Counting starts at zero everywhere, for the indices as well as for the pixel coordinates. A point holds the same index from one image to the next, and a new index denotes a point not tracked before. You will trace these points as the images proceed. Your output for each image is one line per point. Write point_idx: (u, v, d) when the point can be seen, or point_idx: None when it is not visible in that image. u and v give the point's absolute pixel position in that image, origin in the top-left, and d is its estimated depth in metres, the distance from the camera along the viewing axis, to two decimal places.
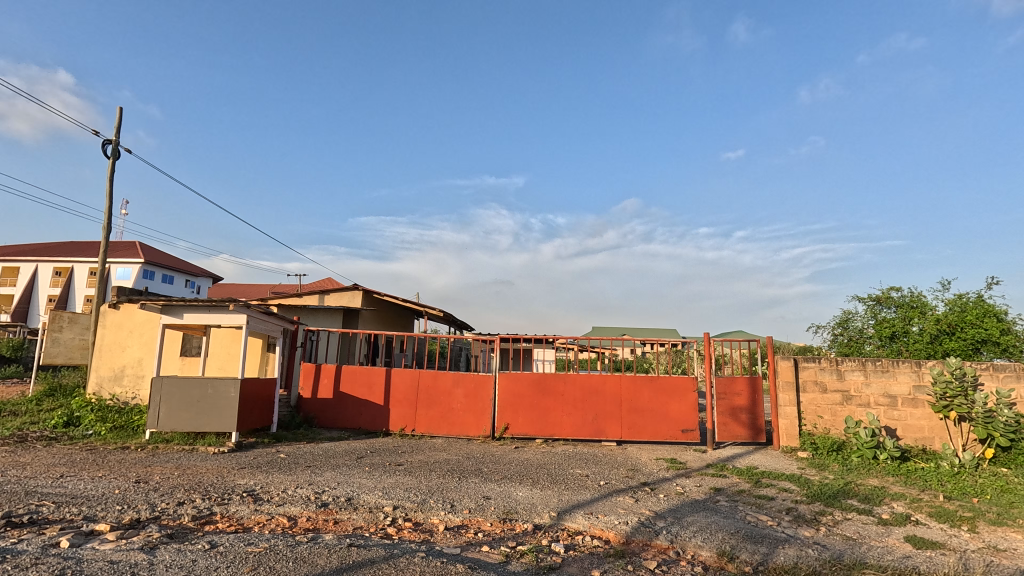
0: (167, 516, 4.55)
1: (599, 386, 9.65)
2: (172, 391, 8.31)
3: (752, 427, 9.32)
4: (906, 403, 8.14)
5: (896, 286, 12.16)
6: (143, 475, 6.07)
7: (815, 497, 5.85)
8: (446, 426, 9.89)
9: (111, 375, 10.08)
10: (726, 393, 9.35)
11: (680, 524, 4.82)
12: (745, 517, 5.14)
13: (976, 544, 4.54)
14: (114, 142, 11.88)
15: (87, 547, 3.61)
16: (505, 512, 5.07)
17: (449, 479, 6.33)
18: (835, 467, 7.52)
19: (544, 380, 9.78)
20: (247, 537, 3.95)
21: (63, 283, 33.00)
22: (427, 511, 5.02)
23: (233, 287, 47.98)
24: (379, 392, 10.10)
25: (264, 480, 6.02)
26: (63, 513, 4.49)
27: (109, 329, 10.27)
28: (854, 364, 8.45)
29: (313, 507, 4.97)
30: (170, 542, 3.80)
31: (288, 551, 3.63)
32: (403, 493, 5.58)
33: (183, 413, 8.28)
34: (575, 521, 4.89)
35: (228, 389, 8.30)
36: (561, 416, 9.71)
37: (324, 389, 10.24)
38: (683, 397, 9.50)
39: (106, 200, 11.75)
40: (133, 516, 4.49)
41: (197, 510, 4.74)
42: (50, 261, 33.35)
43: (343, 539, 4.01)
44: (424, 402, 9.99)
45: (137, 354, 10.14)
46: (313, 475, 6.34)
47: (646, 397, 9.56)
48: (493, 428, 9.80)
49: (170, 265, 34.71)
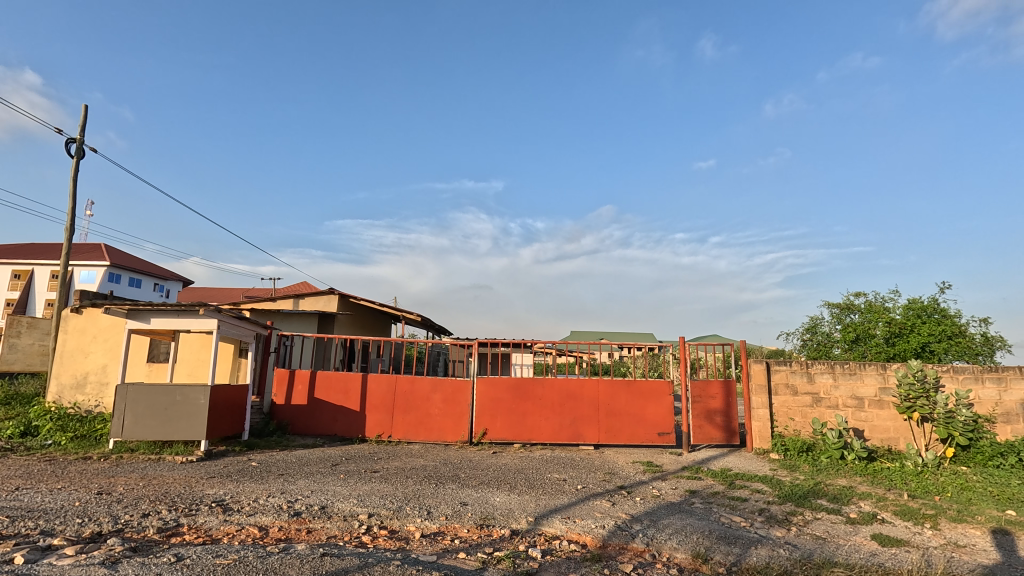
0: (129, 529, 4.39)
1: (577, 390, 9.69)
2: (138, 399, 8.02)
3: (727, 430, 9.49)
4: (872, 405, 8.39)
5: (858, 293, 12.59)
6: (106, 486, 5.84)
7: (787, 497, 5.98)
8: (423, 432, 9.80)
9: (73, 382, 9.70)
10: (702, 396, 9.48)
11: (656, 527, 4.86)
12: (720, 519, 5.23)
13: (938, 541, 4.69)
14: (79, 141, 11.48)
15: (44, 563, 3.45)
16: (482, 517, 5.04)
17: (426, 485, 6.26)
18: (805, 468, 7.70)
19: (522, 384, 9.78)
20: (216, 548, 3.84)
21: (24, 285, 31.70)
22: (404, 518, 4.96)
23: (206, 291, 46.85)
24: (355, 397, 9.95)
25: (235, 489, 5.85)
26: (19, 528, 4.28)
27: (72, 335, 9.88)
28: (823, 367, 8.67)
29: (285, 517, 4.85)
30: (133, 555, 3.67)
31: (259, 563, 3.53)
32: (379, 500, 5.50)
33: (150, 421, 8.01)
34: (552, 525, 4.88)
35: (198, 395, 8.06)
36: (539, 420, 9.71)
37: (298, 395, 10.05)
38: (659, 400, 9.61)
39: (71, 199, 11.34)
40: (95, 529, 4.31)
41: (163, 521, 4.58)
42: (8, 263, 32.00)
43: (317, 549, 3.93)
44: (401, 407, 9.88)
45: (102, 361, 9.77)
46: (285, 483, 6.19)
47: (623, 400, 9.64)
48: (471, 434, 9.74)
49: (138, 268, 33.74)
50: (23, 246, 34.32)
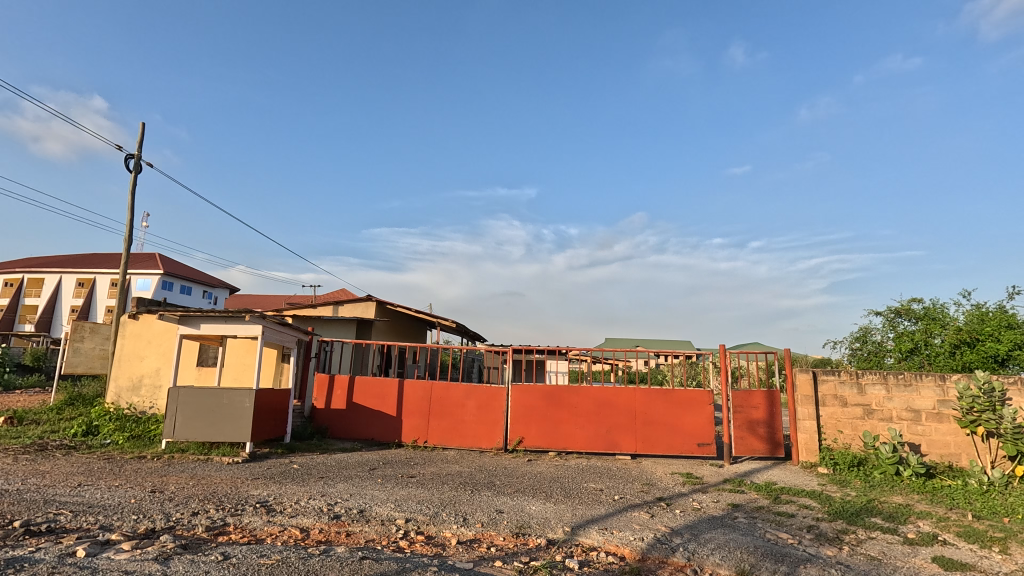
0: (180, 527, 4.57)
1: (611, 399, 9.56)
2: (187, 401, 8.38)
3: (771, 442, 9.13)
4: (930, 418, 7.91)
5: (917, 298, 11.93)
6: (158, 484, 6.11)
7: (837, 515, 5.68)
8: (458, 438, 9.83)
9: (130, 385, 10.24)
10: (743, 406, 9.16)
11: (697, 542, 4.70)
12: (765, 535, 5.03)
13: (1008, 567, 4.35)
14: (137, 156, 12.17)
15: (103, 557, 3.63)
16: (518, 526, 5.00)
17: (462, 492, 6.27)
18: (857, 483, 7.32)
19: (556, 392, 9.71)
20: (260, 548, 3.95)
21: (86, 293, 33.84)
22: (440, 524, 4.97)
23: (251, 298, 48.84)
24: (392, 403, 10.10)
25: (278, 491, 6.02)
26: (80, 522, 4.53)
27: (129, 339, 10.44)
28: (875, 378, 8.25)
29: (325, 519, 4.95)
30: (184, 552, 3.81)
31: (300, 564, 3.61)
32: (416, 505, 5.54)
33: (198, 422, 8.35)
34: (589, 536, 4.80)
35: (243, 399, 8.36)
36: (573, 428, 9.60)
37: (337, 400, 10.28)
38: (698, 410, 9.35)
39: (130, 211, 12.03)
40: (149, 525, 4.52)
41: (211, 520, 4.75)
42: (73, 272, 34.25)
43: (356, 552, 3.99)
44: (436, 413, 9.96)
45: (155, 365, 10.27)
46: (326, 486, 6.32)
47: (661, 410, 9.43)
48: (506, 441, 9.71)
49: (190, 276, 35.58)
50: (87, 257, 36.59)
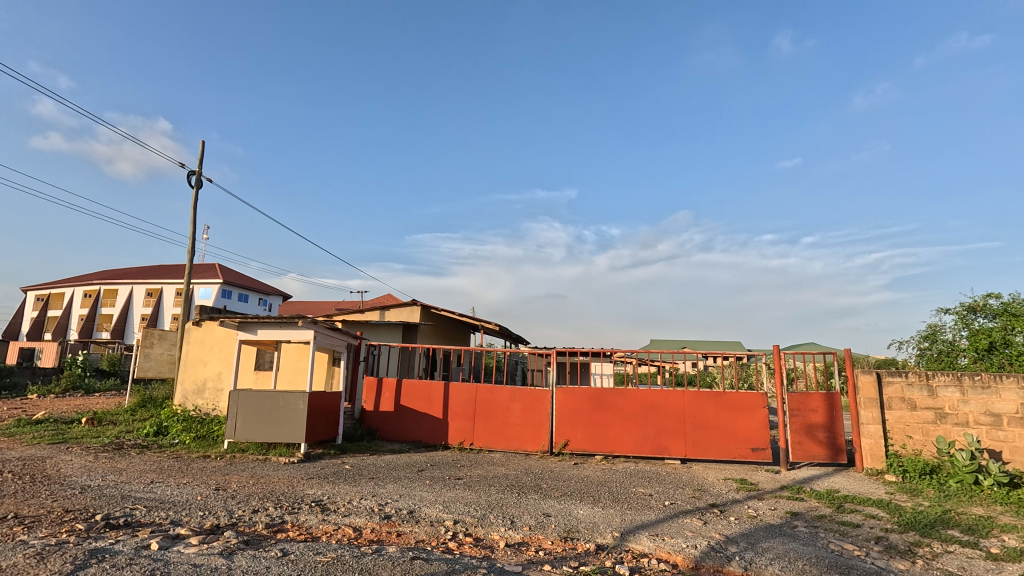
0: (242, 523, 4.80)
1: (659, 402, 9.34)
2: (246, 403, 8.80)
3: (832, 448, 8.66)
4: (1015, 423, 7.24)
5: (993, 293, 11.04)
6: (222, 482, 6.44)
7: (909, 526, 5.31)
8: (503, 441, 9.86)
9: (195, 388, 10.86)
10: (800, 410, 8.74)
11: (754, 551, 4.51)
12: (828, 545, 4.76)
13: None
14: (198, 173, 12.94)
15: (174, 550, 3.85)
16: (566, 530, 4.96)
17: (509, 495, 6.28)
18: (930, 492, 6.83)
19: (601, 395, 9.58)
20: (316, 546, 4.09)
21: (155, 302, 36.24)
22: (488, 526, 4.99)
23: (302, 304, 50.88)
24: (438, 405, 10.25)
25: (332, 490, 6.22)
26: (153, 517, 4.83)
27: (193, 345, 11.09)
28: (947, 379, 7.68)
29: (377, 519, 5.07)
30: (246, 548, 3.99)
31: (354, 562, 3.71)
32: (464, 507, 5.60)
33: (257, 424, 8.75)
34: (639, 542, 4.69)
35: (297, 401, 8.70)
36: (620, 432, 9.44)
37: (385, 402, 10.54)
38: (752, 413, 8.99)
39: (192, 224, 12.79)
40: (214, 521, 4.77)
41: (270, 518, 4.96)
42: (143, 282, 36.75)
43: (406, 552, 4.06)
44: (482, 416, 10.04)
45: (217, 369, 10.86)
46: (377, 487, 6.48)
47: (711, 413, 9.13)
48: (552, 444, 9.66)
49: (246, 285, 37.45)
50: (155, 268, 39.20)
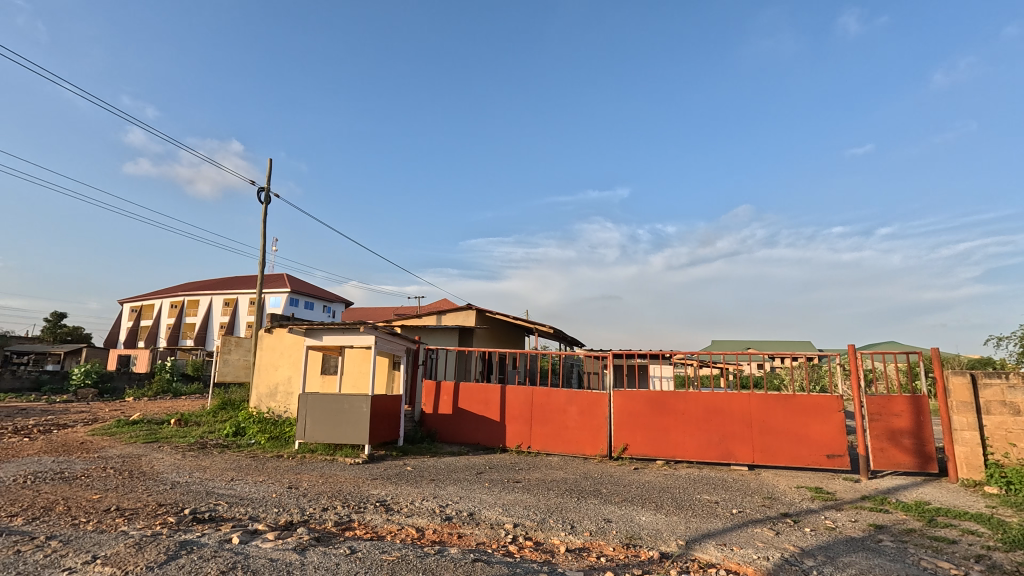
0: (313, 521, 5.04)
1: (723, 405, 8.97)
2: (314, 406, 9.25)
3: (920, 456, 7.96)
4: None
5: None
6: (294, 481, 6.79)
7: (1015, 544, 4.79)
8: (561, 444, 9.80)
9: (268, 391, 11.55)
10: (882, 414, 8.12)
11: (833, 566, 4.22)
12: (919, 562, 4.38)
13: None
14: (266, 190, 13.79)
15: (253, 545, 4.10)
16: (628, 537, 4.84)
17: (568, 499, 6.23)
18: None
19: (661, 398, 9.31)
20: (382, 545, 4.22)
21: (231, 311, 38.90)
22: (548, 531, 4.96)
23: (363, 310, 52.95)
24: (495, 408, 10.34)
25: (395, 491, 6.41)
26: (234, 512, 5.17)
27: (266, 351, 11.80)
28: None
29: (438, 520, 5.18)
30: (317, 545, 4.18)
31: (418, 562, 3.79)
32: (524, 511, 5.60)
33: (324, 426, 9.17)
34: (706, 552, 4.51)
35: (361, 404, 9.05)
36: (682, 436, 9.13)
37: (444, 405, 10.75)
38: (826, 418, 8.44)
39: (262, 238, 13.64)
40: (288, 518, 5.04)
41: (339, 516, 5.18)
42: (221, 293, 39.57)
43: (468, 554, 4.12)
44: (539, 419, 10.02)
45: (287, 373, 11.49)
46: (437, 489, 6.61)
47: (781, 417, 8.65)
48: (611, 448, 9.48)
49: (312, 293, 39.44)
50: (231, 280, 42.05)
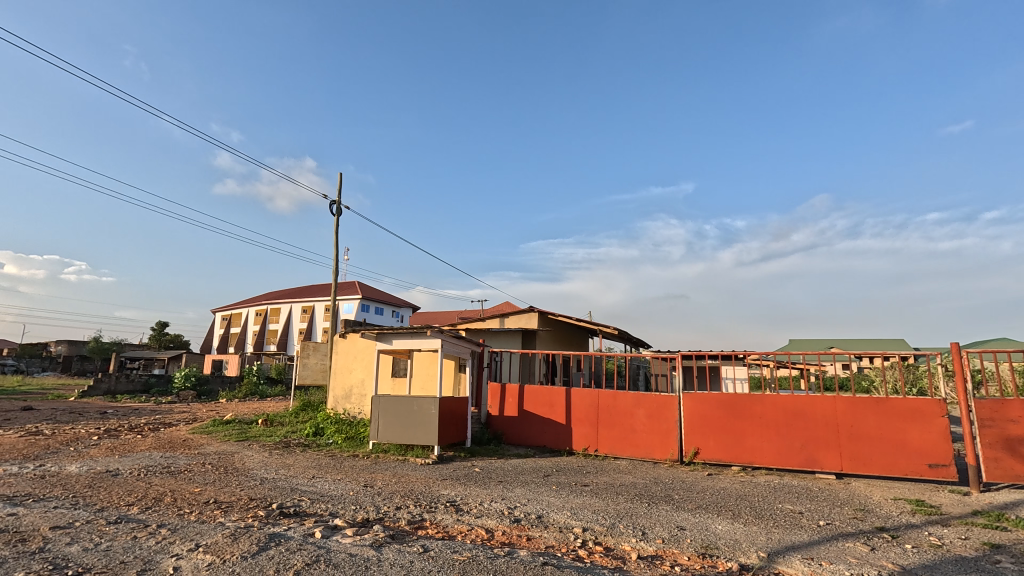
0: (388, 518, 5.24)
1: (805, 409, 8.40)
2: (386, 408, 9.63)
3: None
4: None
5: None
6: (369, 480, 7.09)
7: None
8: (629, 448, 9.57)
9: (344, 394, 12.16)
10: (995, 420, 7.27)
11: None
12: None
13: None
14: (338, 202, 14.56)
15: (333, 539, 4.33)
16: (704, 546, 4.64)
17: (638, 504, 6.07)
18: None
19: (736, 401, 8.87)
20: (453, 544, 4.31)
21: (309, 318, 41.41)
22: (619, 536, 4.86)
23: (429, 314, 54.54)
24: (560, 411, 10.28)
25: (465, 492, 6.53)
26: (316, 508, 5.49)
27: (340, 355, 12.44)
28: None
29: (507, 522, 5.21)
30: (392, 542, 4.34)
31: (488, 563, 3.84)
32: (592, 515, 5.51)
33: (395, 427, 9.52)
34: (791, 566, 4.22)
35: (429, 406, 9.31)
36: (760, 441, 8.64)
37: (510, 407, 10.84)
38: (927, 424, 7.67)
39: None
40: (364, 515, 5.27)
41: (411, 514, 5.36)
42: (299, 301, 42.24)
43: (537, 557, 4.11)
44: (605, 422, 9.85)
45: (360, 376, 12.04)
46: (505, 490, 6.66)
47: (873, 422, 7.96)
48: (682, 453, 9.15)
49: (381, 299, 41.16)
50: (307, 289, 44.77)
